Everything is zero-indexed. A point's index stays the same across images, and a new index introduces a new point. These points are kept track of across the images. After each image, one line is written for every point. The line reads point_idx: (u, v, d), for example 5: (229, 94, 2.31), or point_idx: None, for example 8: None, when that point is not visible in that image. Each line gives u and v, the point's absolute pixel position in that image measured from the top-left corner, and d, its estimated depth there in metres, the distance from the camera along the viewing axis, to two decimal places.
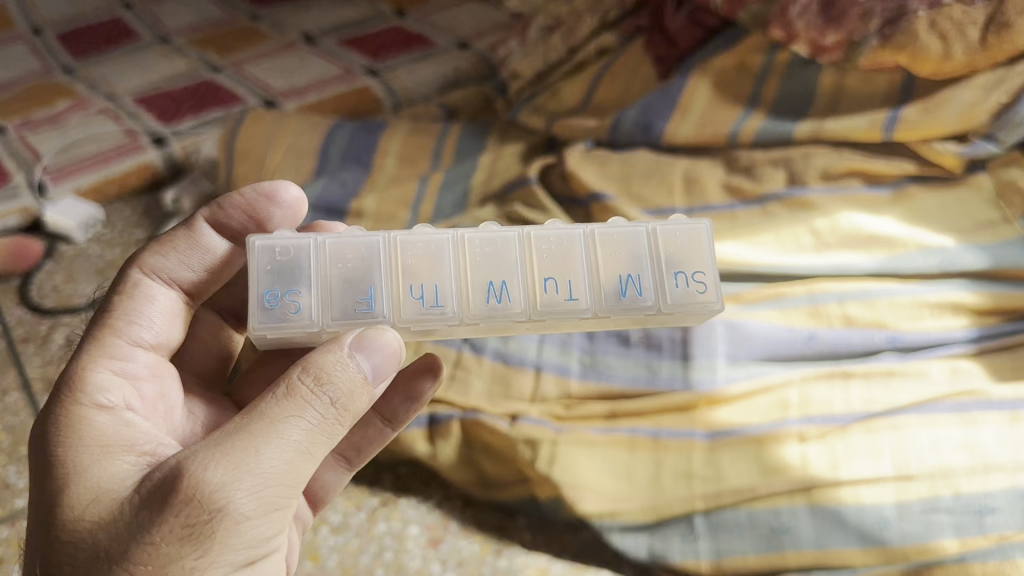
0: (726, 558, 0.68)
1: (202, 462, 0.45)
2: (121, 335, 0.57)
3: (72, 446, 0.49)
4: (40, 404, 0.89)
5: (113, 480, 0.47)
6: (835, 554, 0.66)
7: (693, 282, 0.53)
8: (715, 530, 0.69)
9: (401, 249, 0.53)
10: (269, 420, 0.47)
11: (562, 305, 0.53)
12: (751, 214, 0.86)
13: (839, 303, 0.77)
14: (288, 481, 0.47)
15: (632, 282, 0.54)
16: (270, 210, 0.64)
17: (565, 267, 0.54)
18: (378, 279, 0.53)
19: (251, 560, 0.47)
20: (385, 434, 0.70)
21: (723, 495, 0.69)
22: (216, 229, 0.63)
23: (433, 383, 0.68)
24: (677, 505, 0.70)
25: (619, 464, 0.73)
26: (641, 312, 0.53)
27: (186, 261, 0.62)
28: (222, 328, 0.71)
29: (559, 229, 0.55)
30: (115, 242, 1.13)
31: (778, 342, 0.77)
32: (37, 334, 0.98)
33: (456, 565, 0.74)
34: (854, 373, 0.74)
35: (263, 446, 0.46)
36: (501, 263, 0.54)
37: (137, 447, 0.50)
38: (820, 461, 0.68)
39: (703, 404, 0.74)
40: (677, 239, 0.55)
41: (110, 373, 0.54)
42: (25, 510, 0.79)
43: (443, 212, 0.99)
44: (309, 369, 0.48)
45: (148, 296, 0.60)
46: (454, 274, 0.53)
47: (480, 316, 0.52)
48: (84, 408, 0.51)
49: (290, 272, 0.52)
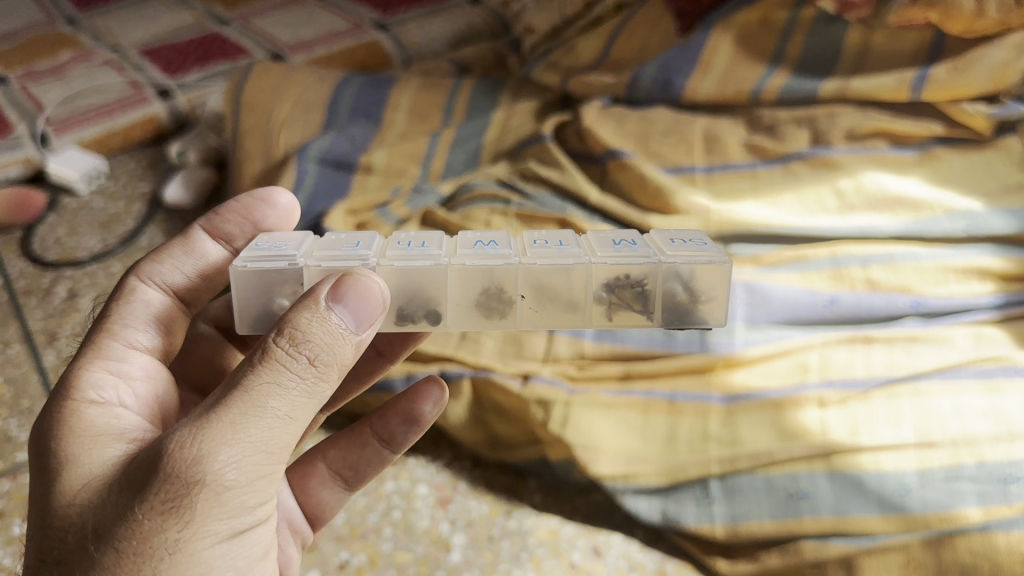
0: (741, 524, 0.66)
1: (180, 435, 0.41)
2: (115, 336, 0.54)
3: (59, 435, 0.46)
4: (43, 357, 0.87)
5: (98, 465, 0.44)
6: (854, 520, 0.63)
7: (693, 245, 0.50)
8: (730, 495, 0.67)
9: (396, 233, 0.53)
10: (246, 387, 0.43)
11: (554, 253, 0.49)
12: (773, 173, 0.84)
13: (863, 267, 0.75)
14: (270, 448, 0.44)
15: (628, 243, 0.51)
16: (264, 212, 0.63)
17: (559, 241, 0.52)
18: (369, 241, 0.51)
19: (238, 526, 0.44)
20: (384, 455, 0.68)
21: (739, 460, 0.67)
22: (215, 239, 0.62)
23: (433, 406, 0.66)
24: (691, 469, 0.68)
25: (633, 426, 0.71)
26: (641, 260, 0.49)
27: (181, 264, 0.60)
28: (223, 346, 0.68)
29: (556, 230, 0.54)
30: (119, 194, 1.10)
31: (798, 305, 0.74)
32: (39, 287, 0.96)
33: (465, 526, 0.72)
34: (876, 338, 0.72)
35: (242, 415, 0.42)
36: (495, 236, 0.52)
37: (125, 437, 0.46)
38: (840, 426, 0.67)
39: (720, 367, 0.73)
40: (674, 233, 0.54)
41: (103, 372, 0.51)
42: (27, 463, 0.77)
43: (454, 169, 0.97)
44: (285, 330, 0.43)
45: (144, 300, 0.57)
46: (445, 243, 0.51)
47: (468, 259, 0.49)
48: (75, 402, 0.47)
49: (283, 239, 0.52)
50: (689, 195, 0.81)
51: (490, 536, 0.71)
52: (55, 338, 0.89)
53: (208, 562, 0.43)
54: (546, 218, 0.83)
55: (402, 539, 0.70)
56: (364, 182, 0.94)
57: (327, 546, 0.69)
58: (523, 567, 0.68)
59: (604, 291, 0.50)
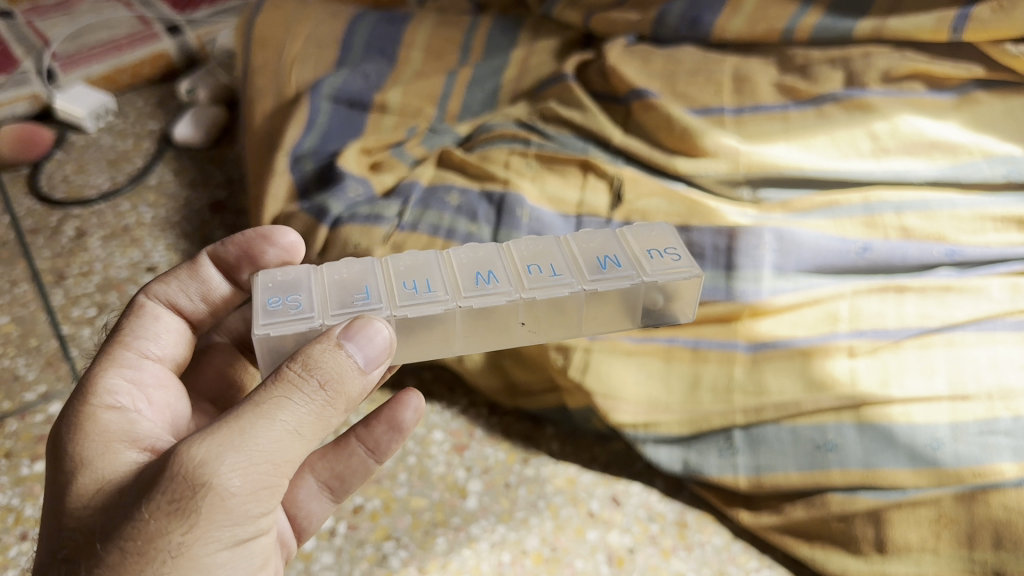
0: (765, 475, 0.64)
1: (191, 440, 0.42)
2: (128, 345, 0.53)
3: (74, 437, 0.46)
4: (51, 296, 0.85)
5: (111, 471, 0.44)
6: (884, 474, 0.61)
7: (665, 257, 0.53)
8: (755, 446, 0.65)
9: (393, 263, 0.53)
10: (255, 403, 0.43)
11: (548, 282, 0.51)
12: (805, 115, 0.80)
13: (896, 214, 0.72)
14: (277, 459, 0.44)
15: (609, 260, 0.53)
16: (264, 248, 0.59)
17: (544, 256, 0.54)
18: (374, 281, 0.52)
19: (242, 537, 0.44)
20: (368, 465, 0.60)
21: (765, 410, 0.65)
22: (218, 268, 0.60)
23: (414, 411, 0.60)
24: (714, 419, 0.66)
25: (654, 374, 0.69)
26: (622, 280, 0.52)
27: (184, 287, 0.58)
28: (237, 360, 0.65)
29: (537, 239, 0.55)
30: (128, 132, 1.07)
31: (829, 253, 0.71)
32: (47, 226, 0.93)
33: (481, 472, 0.70)
34: (908, 287, 0.69)
35: (250, 424, 0.43)
36: (488, 263, 0.53)
37: (140, 441, 0.46)
38: (870, 376, 0.65)
39: (745, 316, 0.69)
40: (642, 232, 0.56)
41: (118, 377, 0.50)
42: (35, 403, 0.76)
43: (471, 110, 0.93)
44: (297, 356, 0.45)
45: (153, 317, 0.56)
46: (444, 274, 0.52)
47: (472, 299, 0.50)
48: (92, 406, 0.47)
49: (290, 286, 0.51)
50: (718, 135, 0.78)
51: (506, 483, 0.69)
52: (63, 278, 0.87)
53: (210, 568, 0.42)
54: (567, 159, 0.80)
55: (417, 484, 0.69)
56: (380, 122, 0.90)
57: None
58: (540, 515, 0.67)
59: (594, 306, 0.53)
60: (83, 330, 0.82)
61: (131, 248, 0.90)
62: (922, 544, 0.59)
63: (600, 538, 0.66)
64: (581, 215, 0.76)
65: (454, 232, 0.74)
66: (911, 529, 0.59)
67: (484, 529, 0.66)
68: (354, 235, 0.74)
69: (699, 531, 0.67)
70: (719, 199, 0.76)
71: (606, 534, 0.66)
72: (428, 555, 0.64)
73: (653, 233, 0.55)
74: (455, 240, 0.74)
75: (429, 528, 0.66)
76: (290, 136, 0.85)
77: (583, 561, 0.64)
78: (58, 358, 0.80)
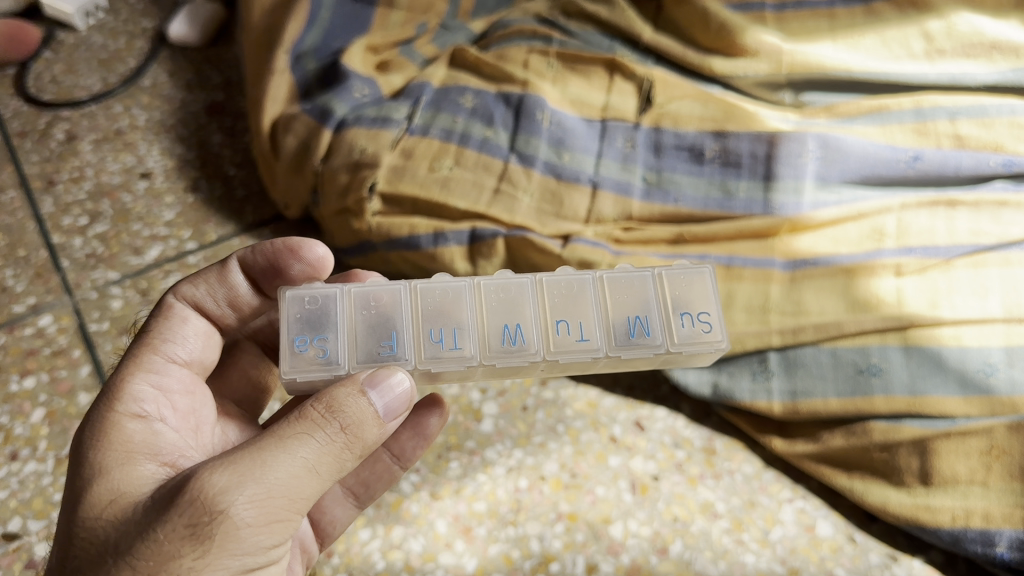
0: (802, 402, 0.59)
1: (214, 464, 0.38)
2: (156, 347, 0.48)
3: (95, 442, 0.41)
4: (39, 204, 0.80)
5: (130, 489, 0.40)
6: (931, 401, 0.56)
7: (697, 323, 0.46)
8: (792, 370, 0.60)
9: (421, 295, 0.46)
10: (277, 433, 0.39)
11: (574, 346, 0.44)
12: (853, 13, 0.73)
13: (950, 121, 0.66)
14: (294, 495, 0.39)
15: (638, 322, 0.45)
16: (290, 264, 0.52)
17: (573, 306, 0.46)
18: (402, 322, 0.45)
19: (251, 567, 0.39)
20: (393, 472, 0.57)
21: (804, 332, 0.60)
22: (249, 274, 0.53)
23: (440, 418, 0.57)
24: (748, 341, 0.60)
25: None
26: (647, 351, 0.45)
27: (213, 292, 0.52)
28: (259, 362, 0.59)
29: (571, 276, 0.47)
30: (120, 31, 0.99)
31: (877, 161, 0.65)
32: (35, 129, 0.87)
33: (497, 395, 0.65)
34: (961, 201, 0.64)
35: (273, 454, 0.38)
36: (518, 309, 0.45)
37: (161, 455, 0.42)
38: (917, 298, 0.60)
39: (784, 231, 0.64)
40: (682, 281, 0.47)
41: (144, 381, 0.45)
42: (25, 316, 0.72)
43: (486, 7, 0.84)
44: (320, 396, 0.40)
45: (181, 319, 0.50)
46: (470, 320, 0.45)
47: (494, 358, 0.44)
48: (117, 414, 0.43)
49: (318, 318, 0.44)
50: (759, 32, 0.72)
51: (523, 407, 0.65)
52: (53, 184, 0.82)
53: None
54: (592, 59, 0.73)
55: None
56: (386, 18, 0.80)
57: None
58: (559, 440, 0.63)
59: (611, 366, 0.46)
60: (74, 240, 0.77)
61: (124, 153, 0.84)
62: (970, 477, 0.55)
63: (622, 464, 0.62)
64: (606, 120, 0.70)
65: (468, 137, 0.69)
66: (959, 460, 0.55)
67: (500, 454, 0.62)
68: (360, 140, 0.68)
69: (728, 459, 0.62)
70: (758, 103, 0.71)
71: (629, 461, 0.62)
72: (440, 480, 0.60)
73: (698, 283, 0.47)
74: (469, 146, 0.68)
75: (442, 452, 0.62)
76: (290, 31, 0.77)
77: (604, 489, 0.60)
78: (48, 269, 0.75)
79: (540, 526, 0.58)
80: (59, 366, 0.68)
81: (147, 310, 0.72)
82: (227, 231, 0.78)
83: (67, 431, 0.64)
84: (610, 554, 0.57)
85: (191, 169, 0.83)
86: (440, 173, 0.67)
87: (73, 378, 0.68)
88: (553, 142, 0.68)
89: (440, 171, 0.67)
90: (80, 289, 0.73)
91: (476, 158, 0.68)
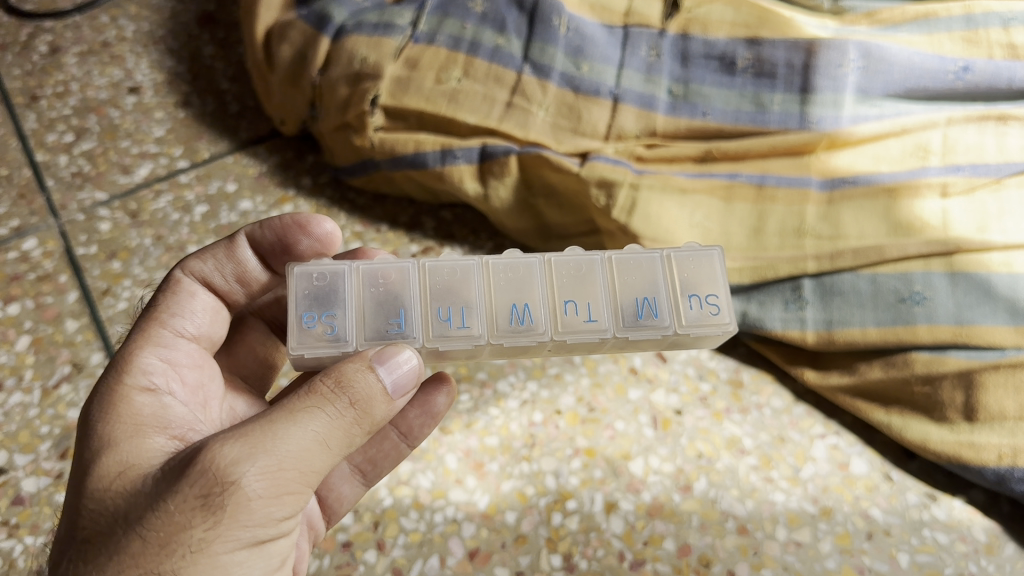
0: (838, 331, 0.55)
1: (226, 435, 0.35)
2: (164, 320, 0.44)
3: (102, 413, 0.38)
4: (21, 121, 0.75)
5: (140, 464, 0.36)
6: (980, 331, 0.52)
7: (706, 305, 0.40)
8: (828, 298, 0.55)
9: (431, 273, 0.40)
10: (288, 405, 0.35)
11: (580, 327, 0.40)
12: None
13: (1004, 28, 0.60)
14: (307, 469, 0.35)
15: (644, 303, 0.40)
16: (298, 239, 0.48)
17: (578, 287, 0.41)
18: (413, 300, 0.40)
19: (263, 542, 0.36)
20: (400, 451, 0.50)
21: (842, 257, 0.55)
22: (257, 252, 0.49)
23: (446, 397, 0.50)
24: (781, 268, 0.56)
25: (712, 216, 0.58)
26: (653, 333, 0.40)
27: (221, 268, 0.48)
28: (265, 339, 0.54)
29: (579, 254, 0.42)
30: None
31: (924, 72, 0.60)
32: (16, 41, 0.80)
33: None
34: (1012, 116, 0.59)
35: (284, 426, 0.35)
36: (526, 289, 0.40)
37: (172, 428, 0.39)
38: (963, 220, 0.56)
39: (822, 148, 0.59)
40: (692, 262, 0.41)
41: (152, 356, 0.42)
42: (8, 240, 0.67)
43: None
44: (330, 370, 0.36)
45: (190, 292, 0.46)
46: (476, 300, 0.40)
47: (498, 338, 0.39)
48: (125, 386, 0.39)
49: (326, 296, 0.39)
50: None
51: None
52: (35, 100, 0.76)
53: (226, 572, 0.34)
54: None
55: None
56: None
57: None
58: (576, 372, 0.59)
59: (619, 347, 0.41)
60: (59, 158, 0.72)
61: (111, 66, 0.79)
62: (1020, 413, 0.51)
63: (643, 398, 0.58)
64: (628, 26, 0.64)
65: (478, 46, 0.62)
66: (1008, 396, 0.51)
67: (513, 386, 0.58)
68: (361, 48, 0.62)
69: (756, 393, 0.58)
70: (795, 10, 0.65)
71: (651, 394, 0.58)
72: (449, 413, 0.57)
73: (708, 263, 0.42)
74: (479, 55, 0.62)
75: None
76: None
77: (624, 424, 0.57)
78: (32, 190, 0.70)
79: (556, 461, 0.55)
80: (45, 292, 0.64)
81: (136, 232, 0.68)
82: (221, 148, 0.73)
83: (55, 360, 0.61)
84: (630, 491, 0.54)
85: (182, 83, 0.78)
86: (448, 85, 0.62)
87: (59, 305, 0.64)
88: (571, 51, 0.62)
89: (449, 83, 0.62)
90: (66, 211, 0.69)
91: (487, 67, 0.61)
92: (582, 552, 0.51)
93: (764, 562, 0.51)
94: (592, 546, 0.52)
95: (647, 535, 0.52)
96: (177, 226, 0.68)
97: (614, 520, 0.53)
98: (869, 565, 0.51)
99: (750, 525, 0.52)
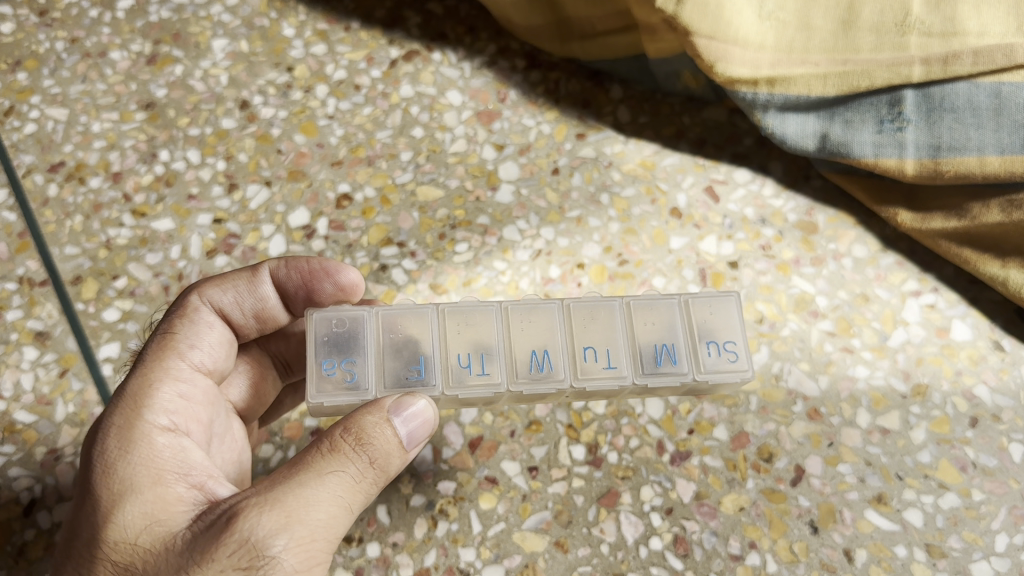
0: (946, 161, 0.42)
1: (262, 501, 0.30)
2: (180, 349, 0.36)
3: (118, 450, 0.32)
4: None
5: (167, 521, 0.31)
6: None
7: (724, 352, 0.35)
8: (935, 118, 0.42)
9: (452, 317, 0.35)
10: (312, 465, 0.31)
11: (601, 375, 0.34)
12: None
13: None
14: (337, 538, 0.31)
15: (661, 351, 0.35)
16: (320, 288, 0.39)
17: (600, 332, 0.35)
18: (434, 347, 0.35)
19: None
20: None
21: (959, 59, 0.41)
22: (280, 293, 0.40)
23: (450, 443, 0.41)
24: (878, 75, 0.42)
25: (788, 4, 0.43)
26: (668, 382, 0.35)
27: (241, 302, 0.39)
28: (268, 376, 0.43)
29: (597, 297, 0.36)
30: None
31: None
32: None
33: (518, 152, 0.49)
34: None
35: (313, 488, 0.30)
36: (544, 334, 0.35)
37: (194, 475, 0.33)
38: None
39: None
40: (711, 307, 0.36)
41: (170, 390, 0.34)
42: None
43: None
44: (352, 424, 0.32)
45: (208, 323, 0.37)
46: (495, 347, 0.35)
47: (518, 386, 0.34)
48: (144, 427, 0.33)
49: (343, 344, 0.34)
50: None
51: (554, 169, 0.48)
52: None
53: None
54: None
55: (425, 167, 0.48)
56: None
57: (317, 173, 0.48)
58: (602, 215, 0.47)
59: (633, 396, 0.36)
60: None
61: None
62: None
63: (688, 247, 0.46)
64: None
65: None
66: None
67: (523, 233, 0.46)
68: None
69: (833, 240, 0.46)
70: None
71: (697, 243, 0.46)
72: (442, 268, 0.45)
73: (727, 309, 0.36)
74: None
75: (443, 231, 0.46)
76: None
77: (663, 280, 0.45)
78: None
79: None
80: None
81: (46, 35, 0.53)
82: None
83: None
84: None
85: None
86: None
87: None
88: None
89: None
90: None
91: None
92: (610, 443, 0.41)
93: (841, 455, 0.40)
94: (623, 435, 0.41)
95: (692, 422, 0.41)
96: (96, 26, 0.53)
97: (651, 403, 0.42)
98: (973, 459, 0.40)
99: (824, 409, 0.41)
